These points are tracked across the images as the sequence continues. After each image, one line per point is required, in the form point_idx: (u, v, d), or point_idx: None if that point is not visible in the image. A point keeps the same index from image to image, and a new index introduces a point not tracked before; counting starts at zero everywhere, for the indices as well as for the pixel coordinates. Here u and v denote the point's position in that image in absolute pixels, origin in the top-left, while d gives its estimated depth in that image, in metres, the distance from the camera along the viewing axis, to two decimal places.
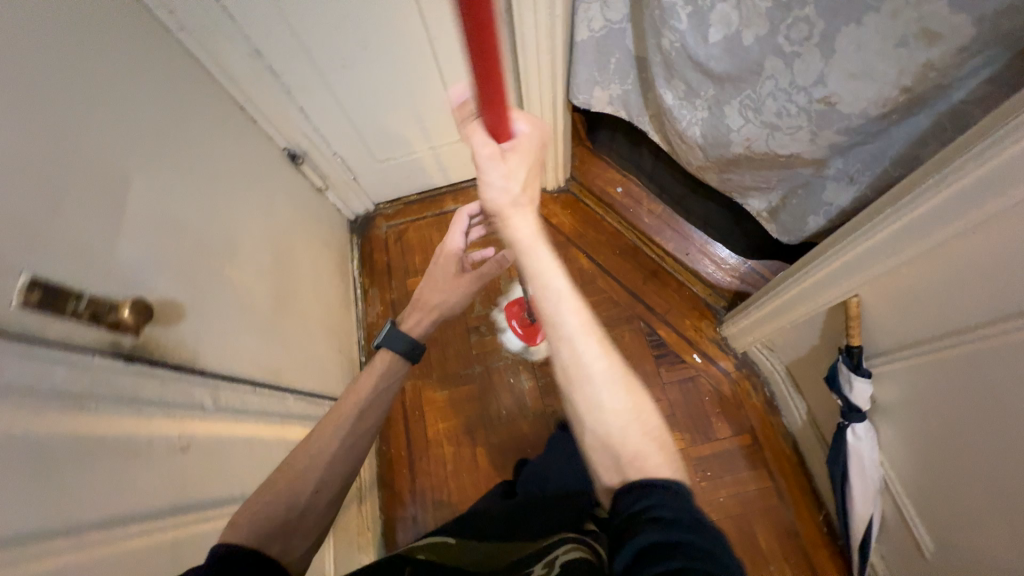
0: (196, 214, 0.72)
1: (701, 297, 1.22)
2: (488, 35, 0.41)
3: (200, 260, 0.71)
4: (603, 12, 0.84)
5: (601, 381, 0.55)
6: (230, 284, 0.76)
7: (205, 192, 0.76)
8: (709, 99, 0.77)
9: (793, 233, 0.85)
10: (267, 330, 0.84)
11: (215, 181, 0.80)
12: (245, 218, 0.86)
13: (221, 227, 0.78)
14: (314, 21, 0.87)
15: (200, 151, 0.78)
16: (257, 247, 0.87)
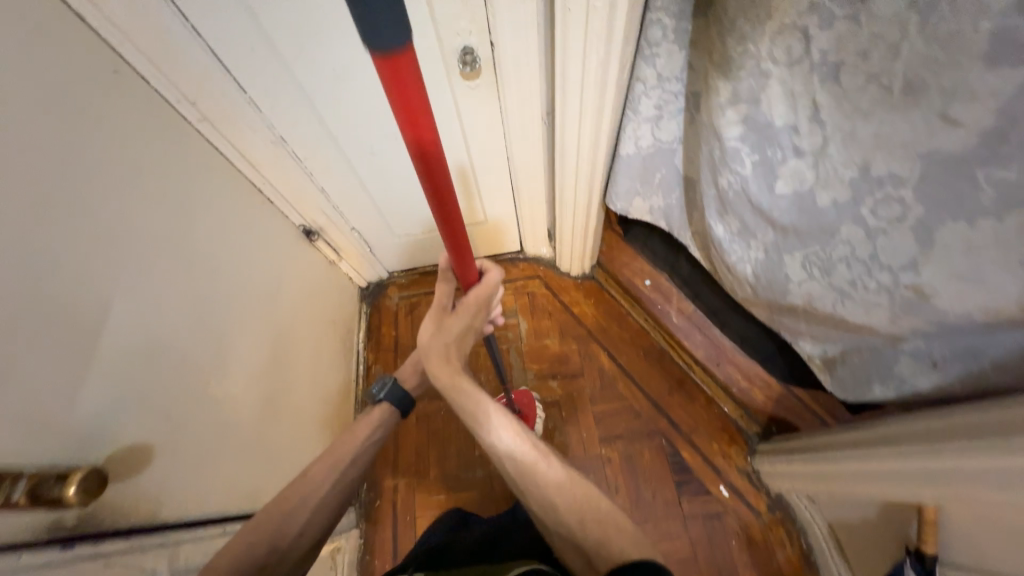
0: (188, 326, 0.66)
1: (731, 418, 1.10)
2: (447, 198, 0.52)
3: (183, 381, 0.63)
4: (653, 132, 0.78)
5: (547, 478, 0.58)
6: (215, 401, 0.68)
7: (203, 296, 0.70)
8: (766, 243, 0.69)
9: (851, 392, 0.74)
10: (251, 444, 0.75)
11: (216, 280, 0.73)
12: (244, 314, 0.79)
13: (215, 335, 0.71)
14: (345, 112, 0.83)
15: (203, 249, 0.72)
16: (252, 347, 0.80)
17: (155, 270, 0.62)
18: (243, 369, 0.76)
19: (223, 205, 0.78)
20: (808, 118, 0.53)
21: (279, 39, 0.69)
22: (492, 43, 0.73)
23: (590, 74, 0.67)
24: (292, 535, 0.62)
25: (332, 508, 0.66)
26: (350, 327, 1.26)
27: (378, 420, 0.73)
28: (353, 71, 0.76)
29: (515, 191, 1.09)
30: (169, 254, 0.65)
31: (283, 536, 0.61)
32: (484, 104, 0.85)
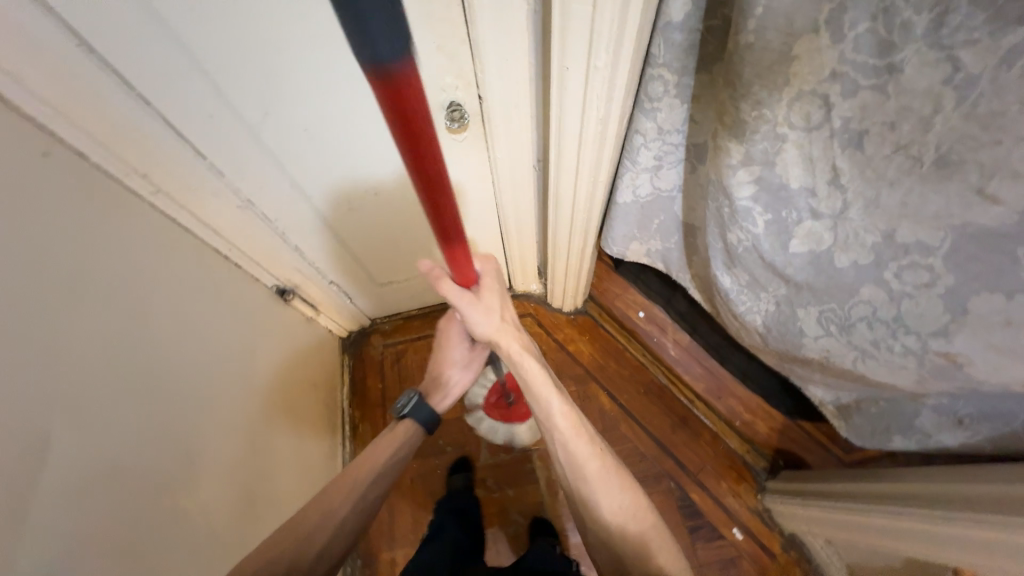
0: (145, 436, 0.57)
1: (738, 455, 1.07)
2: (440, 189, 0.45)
3: (140, 505, 0.55)
4: (651, 180, 0.74)
5: (596, 481, 0.64)
6: (179, 517, 0.60)
7: (166, 396, 0.61)
8: (777, 296, 0.67)
9: (868, 440, 0.72)
10: (224, 554, 0.67)
11: (182, 373, 0.65)
12: (213, 404, 0.70)
13: (181, 439, 0.62)
14: (318, 171, 0.76)
15: (165, 339, 0.63)
16: (222, 440, 0.71)
17: (104, 381, 0.53)
18: (211, 470, 0.67)
19: (184, 283, 0.69)
20: (828, 182, 0.50)
21: (241, 104, 0.61)
22: (480, 97, 0.67)
23: (588, 130, 0.63)
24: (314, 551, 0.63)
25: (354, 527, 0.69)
26: (333, 384, 1.17)
27: (402, 437, 0.80)
28: (326, 130, 0.69)
29: (504, 235, 1.03)
30: (122, 357, 0.56)
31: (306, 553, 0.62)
32: (472, 155, 0.80)
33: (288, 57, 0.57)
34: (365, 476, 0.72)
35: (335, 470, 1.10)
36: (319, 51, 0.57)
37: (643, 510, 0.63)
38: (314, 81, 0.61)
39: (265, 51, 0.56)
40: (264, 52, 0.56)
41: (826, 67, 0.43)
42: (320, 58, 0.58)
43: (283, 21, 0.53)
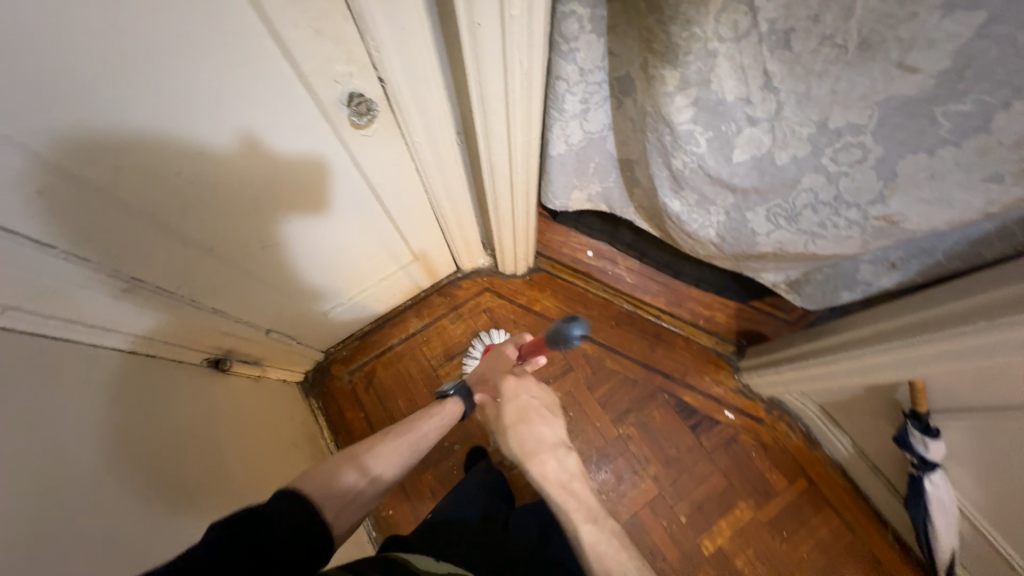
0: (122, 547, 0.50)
1: (709, 348, 1.18)
2: None
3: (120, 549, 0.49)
4: (581, 126, 0.71)
5: None
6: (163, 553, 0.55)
7: (125, 548, 0.50)
8: (726, 206, 0.69)
9: (820, 303, 0.82)
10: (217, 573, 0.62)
11: (131, 513, 0.53)
12: (181, 528, 0.60)
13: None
14: (212, 220, 0.63)
15: (99, 484, 0.51)
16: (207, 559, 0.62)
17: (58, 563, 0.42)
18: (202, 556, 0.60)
19: (101, 403, 0.56)
20: (761, 87, 0.51)
21: (81, 166, 0.47)
22: (381, 79, 0.59)
23: (513, 87, 0.58)
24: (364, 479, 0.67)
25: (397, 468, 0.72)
26: (311, 432, 1.07)
27: (446, 415, 0.82)
28: (206, 166, 0.56)
29: (440, 220, 0.96)
30: (62, 527, 0.44)
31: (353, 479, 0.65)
32: (388, 146, 0.71)
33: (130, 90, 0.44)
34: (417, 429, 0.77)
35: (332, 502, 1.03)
36: (167, 71, 0.45)
37: None
38: (175, 111, 0.48)
39: (92, 91, 0.42)
40: (98, 91, 0.42)
41: None
42: (170, 82, 0.46)
43: (105, 46, 0.40)
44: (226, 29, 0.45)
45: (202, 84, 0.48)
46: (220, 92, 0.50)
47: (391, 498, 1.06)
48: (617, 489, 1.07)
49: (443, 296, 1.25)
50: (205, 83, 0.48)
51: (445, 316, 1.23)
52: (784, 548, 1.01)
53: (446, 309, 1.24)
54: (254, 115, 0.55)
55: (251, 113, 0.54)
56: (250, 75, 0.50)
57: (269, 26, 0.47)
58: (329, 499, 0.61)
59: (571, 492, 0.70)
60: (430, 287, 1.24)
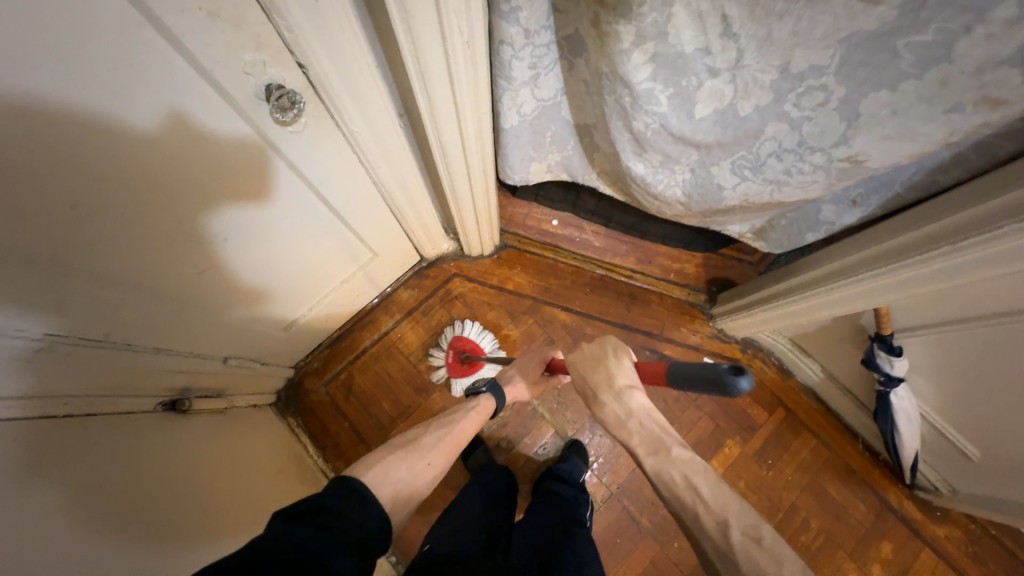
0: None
1: (683, 300, 1.20)
2: None
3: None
4: (533, 94, 0.66)
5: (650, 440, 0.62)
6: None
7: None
8: (690, 163, 0.67)
9: (787, 246, 0.83)
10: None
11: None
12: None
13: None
14: (134, 251, 0.54)
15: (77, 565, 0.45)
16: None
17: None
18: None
19: (53, 476, 0.49)
20: (720, 35, 0.48)
21: None
22: (301, 66, 0.51)
23: (456, 60, 0.52)
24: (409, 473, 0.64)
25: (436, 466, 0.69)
26: (296, 453, 1.02)
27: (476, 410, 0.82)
28: (117, 195, 0.48)
29: (395, 211, 0.90)
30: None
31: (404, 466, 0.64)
32: (326, 141, 0.63)
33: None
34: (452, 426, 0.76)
35: None
36: (38, 80, 0.36)
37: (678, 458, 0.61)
38: (65, 131, 0.40)
39: None
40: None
41: None
42: (45, 94, 0.37)
43: None
44: (101, 21, 0.37)
45: (89, 92, 0.39)
46: (114, 100, 0.41)
47: None
48: (613, 450, 1.10)
49: (411, 290, 1.19)
50: (94, 90, 0.40)
51: (416, 310, 1.18)
52: (771, 474, 1.08)
53: (416, 302, 1.19)
54: (162, 124, 0.46)
55: (158, 122, 0.46)
56: (146, 77, 0.42)
57: (153, 16, 0.39)
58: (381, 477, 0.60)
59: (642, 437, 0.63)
60: (394, 283, 1.18)
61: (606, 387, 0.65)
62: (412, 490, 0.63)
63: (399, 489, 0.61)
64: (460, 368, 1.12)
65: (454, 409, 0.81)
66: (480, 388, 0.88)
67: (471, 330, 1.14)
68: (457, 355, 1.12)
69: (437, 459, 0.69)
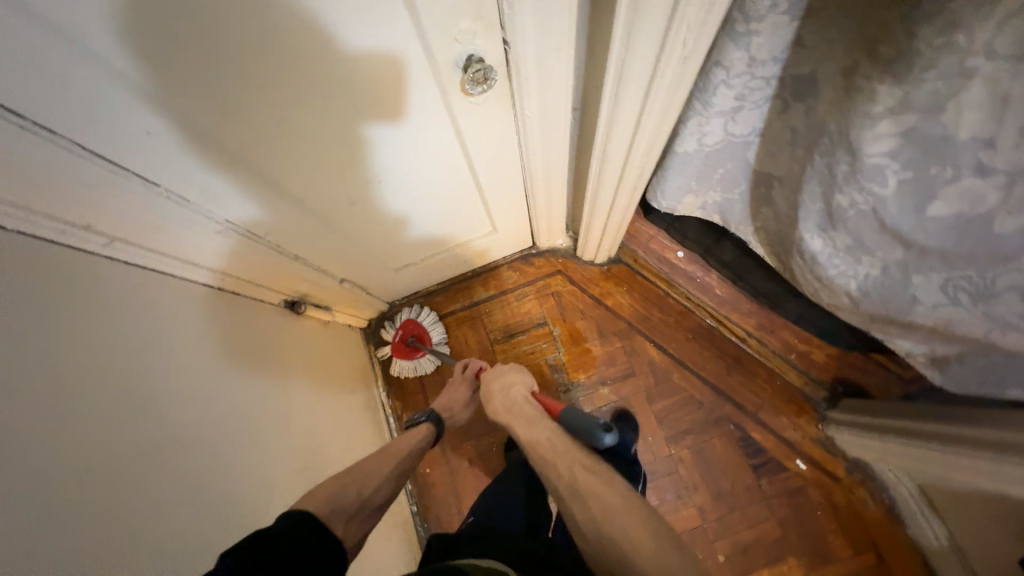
0: (200, 434, 0.55)
1: (796, 387, 1.05)
2: None
3: (198, 434, 0.55)
4: (724, 126, 0.58)
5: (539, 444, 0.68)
6: (235, 446, 0.61)
7: (202, 484, 0.53)
8: (888, 260, 0.55)
9: (971, 388, 0.66)
10: (268, 479, 0.65)
11: (208, 449, 0.56)
12: (250, 461, 0.63)
13: (234, 523, 0.55)
14: (306, 170, 0.60)
15: (178, 417, 0.53)
16: (273, 501, 0.64)
17: (133, 503, 0.44)
18: (263, 467, 0.65)
19: (184, 339, 0.58)
20: (1021, 131, 0.35)
21: (188, 106, 0.45)
22: (505, 42, 0.51)
23: (663, 71, 0.47)
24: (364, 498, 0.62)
25: (390, 491, 0.67)
26: (367, 380, 1.11)
27: (416, 439, 0.79)
28: (310, 123, 0.53)
29: (530, 197, 0.89)
30: (137, 473, 0.45)
31: (358, 489, 0.62)
32: (494, 116, 0.63)
33: (224, 25, 0.39)
34: (399, 453, 0.73)
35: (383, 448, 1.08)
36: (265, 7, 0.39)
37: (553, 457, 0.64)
38: (272, 56, 0.43)
39: (192, 37, 0.39)
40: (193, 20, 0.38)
41: None
42: (267, 26, 0.41)
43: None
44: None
45: (297, 25, 0.42)
46: (317, 35, 0.43)
47: (429, 457, 1.10)
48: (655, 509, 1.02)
49: (512, 272, 1.20)
50: (304, 23, 0.42)
51: (510, 292, 1.19)
52: None
53: (512, 285, 1.20)
54: (352, 66, 0.48)
55: (350, 65, 0.48)
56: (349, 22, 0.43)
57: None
58: (342, 504, 0.58)
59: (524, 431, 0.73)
60: (500, 260, 1.20)
61: (502, 404, 0.80)
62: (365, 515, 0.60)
63: (349, 513, 0.59)
64: (404, 351, 1.13)
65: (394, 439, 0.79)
66: (417, 418, 0.87)
67: (425, 317, 1.15)
68: (403, 338, 1.14)
69: (383, 485, 0.67)
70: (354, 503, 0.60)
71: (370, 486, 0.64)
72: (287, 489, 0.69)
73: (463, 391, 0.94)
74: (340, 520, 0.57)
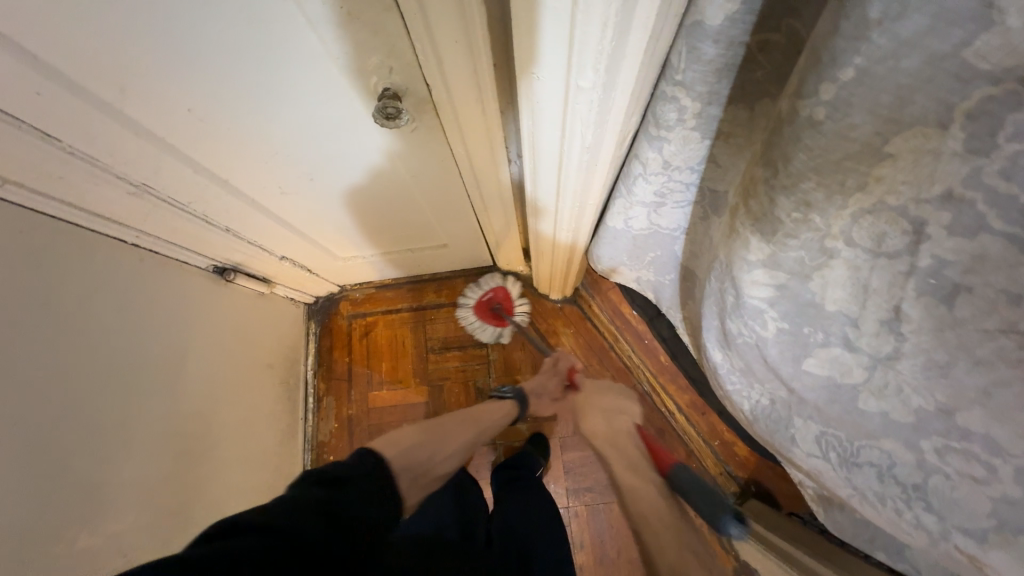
0: (48, 386, 0.57)
1: (710, 474, 1.03)
2: None
3: (48, 385, 0.57)
4: (649, 216, 0.56)
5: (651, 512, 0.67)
6: (97, 403, 0.62)
7: (32, 438, 0.54)
8: (774, 395, 0.53)
9: (848, 536, 0.64)
10: (128, 442, 0.66)
11: (49, 405, 0.56)
12: (109, 421, 0.64)
13: (61, 476, 0.57)
14: (229, 154, 0.60)
15: (21, 369, 0.54)
16: (131, 459, 0.67)
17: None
18: (123, 429, 0.66)
19: (68, 291, 0.59)
20: (880, 321, 0.33)
21: (85, 79, 0.44)
22: (428, 83, 0.49)
23: (570, 157, 0.45)
24: (439, 456, 0.71)
25: (459, 454, 0.76)
26: (295, 357, 1.12)
27: (504, 413, 0.88)
28: (227, 114, 0.53)
29: (482, 224, 0.88)
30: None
31: (436, 451, 0.70)
32: (432, 147, 0.62)
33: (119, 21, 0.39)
34: (479, 425, 0.82)
35: (292, 426, 1.09)
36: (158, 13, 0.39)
37: (651, 503, 0.68)
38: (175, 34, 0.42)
39: (79, 24, 0.39)
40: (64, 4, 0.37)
41: (939, 184, 0.26)
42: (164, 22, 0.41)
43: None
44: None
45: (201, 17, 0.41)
46: (216, 25, 0.42)
47: (336, 446, 1.11)
48: None
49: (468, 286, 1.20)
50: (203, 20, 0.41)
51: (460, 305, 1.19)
52: None
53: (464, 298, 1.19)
54: (266, 63, 0.47)
55: (261, 61, 0.47)
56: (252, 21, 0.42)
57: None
58: (421, 462, 0.67)
59: (631, 482, 0.71)
60: (458, 271, 1.19)
61: (604, 438, 0.80)
62: (428, 472, 0.68)
63: (415, 474, 0.65)
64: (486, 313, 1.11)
65: (485, 405, 0.88)
66: (506, 393, 0.95)
67: (512, 285, 1.11)
68: (490, 301, 1.10)
69: (454, 452, 0.74)
70: (429, 459, 0.68)
71: (445, 449, 0.73)
72: (147, 455, 0.69)
73: (553, 382, 0.97)
74: (410, 473, 0.64)
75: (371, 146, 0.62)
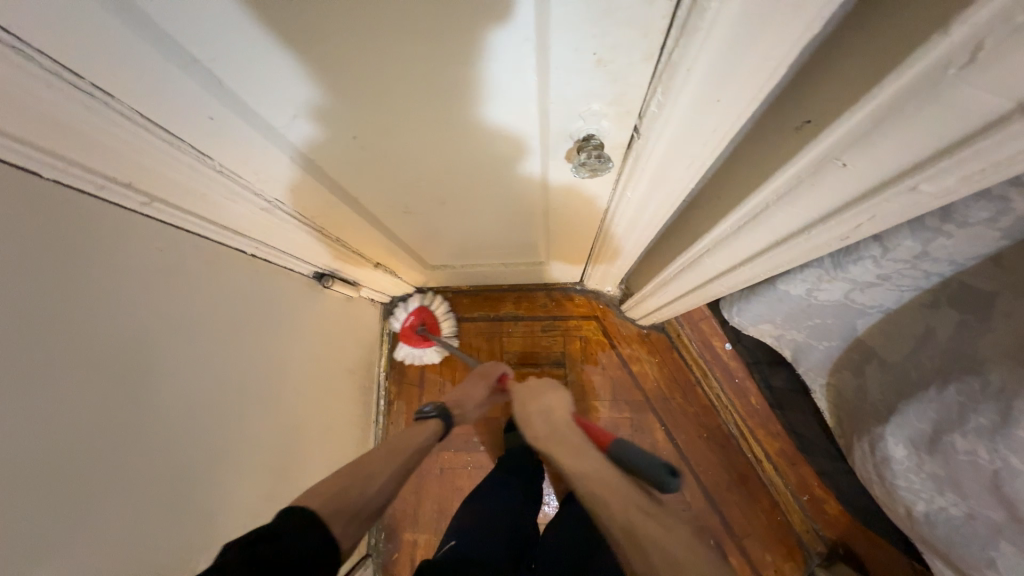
0: (171, 410, 0.54)
1: (793, 529, 0.98)
2: None
3: (172, 407, 0.54)
4: (849, 292, 0.51)
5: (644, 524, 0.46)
6: (210, 421, 0.60)
7: (158, 461, 0.53)
8: (975, 515, 0.45)
9: None
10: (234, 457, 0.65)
11: (169, 431, 0.54)
12: (216, 438, 0.62)
13: (176, 497, 0.55)
14: (378, 178, 0.55)
15: (152, 394, 0.52)
16: (236, 473, 0.66)
17: (55, 494, 0.42)
18: (228, 445, 0.64)
19: (190, 307, 0.56)
20: None
21: (256, 102, 0.39)
22: (635, 130, 0.42)
23: (809, 239, 0.38)
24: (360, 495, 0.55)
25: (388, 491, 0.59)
26: (370, 360, 1.10)
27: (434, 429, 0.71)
28: (386, 146, 0.47)
29: (596, 251, 0.81)
30: (70, 458, 0.43)
31: (364, 487, 0.56)
32: (591, 185, 0.54)
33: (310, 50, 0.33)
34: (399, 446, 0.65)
35: (364, 428, 1.07)
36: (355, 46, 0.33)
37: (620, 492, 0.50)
38: (368, 71, 0.35)
39: (269, 53, 0.33)
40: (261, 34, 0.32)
41: None
42: (357, 59, 0.34)
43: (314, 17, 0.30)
44: None
45: (402, 53, 0.33)
46: (409, 64, 0.34)
47: None
48: None
49: (549, 301, 1.15)
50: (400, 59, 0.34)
51: (539, 321, 1.14)
52: None
53: (544, 314, 1.14)
54: (448, 104, 0.39)
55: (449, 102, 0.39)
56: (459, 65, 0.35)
57: (495, 9, 0.30)
58: (357, 504, 0.54)
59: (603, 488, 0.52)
60: (543, 285, 1.15)
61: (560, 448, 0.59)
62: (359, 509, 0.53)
63: (355, 514, 0.53)
64: (412, 338, 1.05)
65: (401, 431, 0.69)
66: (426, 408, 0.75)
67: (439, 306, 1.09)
68: (413, 324, 1.05)
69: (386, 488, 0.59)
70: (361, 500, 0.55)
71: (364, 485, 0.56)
72: (249, 470, 0.68)
73: (480, 388, 0.82)
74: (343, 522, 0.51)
75: (413, 130, 0.44)
